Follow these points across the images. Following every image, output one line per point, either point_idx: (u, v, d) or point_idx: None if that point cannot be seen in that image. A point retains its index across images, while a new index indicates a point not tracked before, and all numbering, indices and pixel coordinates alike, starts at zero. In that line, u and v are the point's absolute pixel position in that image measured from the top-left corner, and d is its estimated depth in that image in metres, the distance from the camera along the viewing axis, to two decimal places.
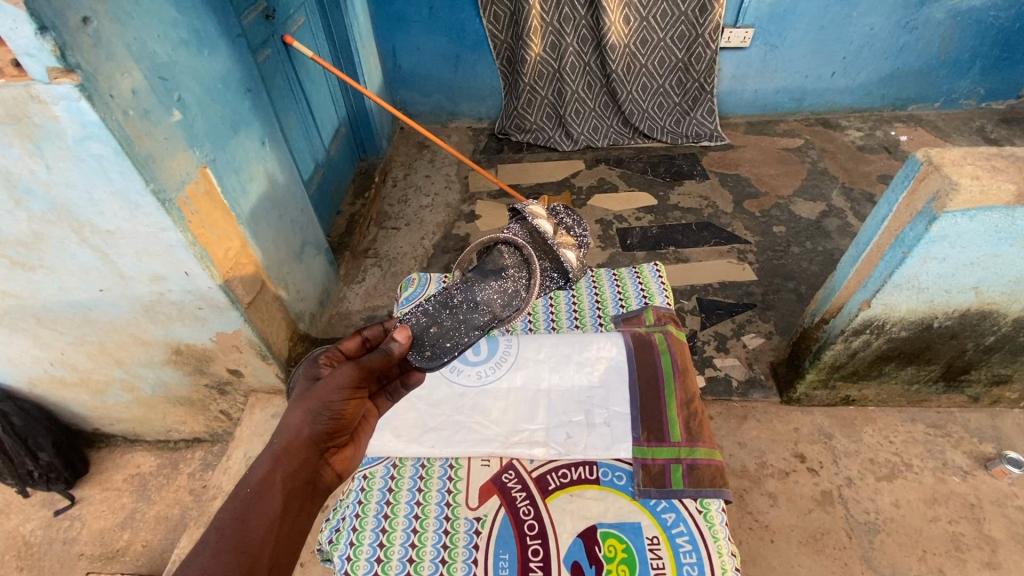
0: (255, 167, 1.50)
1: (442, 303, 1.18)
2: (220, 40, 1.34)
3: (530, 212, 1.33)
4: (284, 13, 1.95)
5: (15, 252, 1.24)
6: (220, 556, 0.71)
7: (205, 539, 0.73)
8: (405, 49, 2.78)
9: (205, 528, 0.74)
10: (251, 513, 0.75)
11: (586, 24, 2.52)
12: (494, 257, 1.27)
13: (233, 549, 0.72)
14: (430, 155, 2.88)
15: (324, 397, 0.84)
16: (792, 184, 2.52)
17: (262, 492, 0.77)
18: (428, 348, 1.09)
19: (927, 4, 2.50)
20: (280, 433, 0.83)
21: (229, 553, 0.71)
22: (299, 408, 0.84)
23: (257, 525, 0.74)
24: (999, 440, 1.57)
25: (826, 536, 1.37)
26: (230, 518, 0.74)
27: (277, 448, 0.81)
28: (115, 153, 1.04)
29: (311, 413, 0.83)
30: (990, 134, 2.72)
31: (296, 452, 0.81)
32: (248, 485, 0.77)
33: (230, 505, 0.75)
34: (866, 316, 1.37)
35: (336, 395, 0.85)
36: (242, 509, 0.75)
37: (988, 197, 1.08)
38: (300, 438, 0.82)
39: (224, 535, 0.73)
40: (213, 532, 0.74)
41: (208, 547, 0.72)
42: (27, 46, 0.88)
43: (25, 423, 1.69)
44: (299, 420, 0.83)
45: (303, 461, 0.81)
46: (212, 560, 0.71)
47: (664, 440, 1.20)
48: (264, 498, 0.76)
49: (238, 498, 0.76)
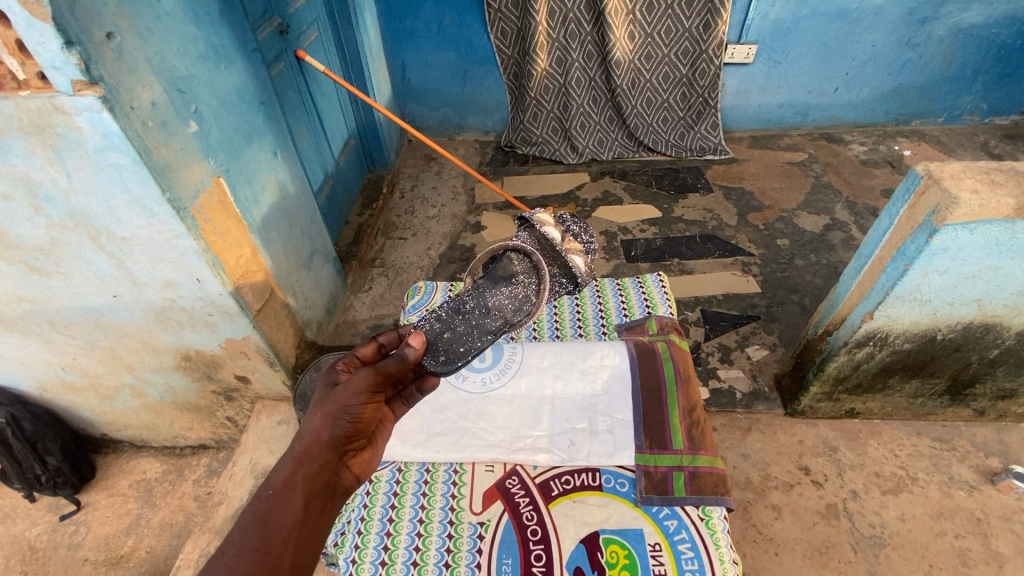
0: (266, 177, 1.54)
1: (454, 309, 1.21)
2: (236, 55, 1.38)
3: (539, 219, 1.35)
4: (297, 29, 2.01)
5: (33, 257, 1.27)
6: (245, 555, 0.72)
7: (230, 540, 0.74)
8: (414, 64, 2.84)
9: (230, 529, 0.75)
10: (274, 514, 0.76)
11: (591, 40, 2.57)
12: (504, 264, 1.30)
13: (258, 548, 0.73)
14: (438, 166, 2.92)
15: (343, 401, 0.87)
16: (796, 198, 2.53)
17: (284, 493, 0.78)
18: (442, 353, 1.11)
19: (929, 22, 2.53)
20: (301, 437, 0.85)
21: (252, 553, 0.72)
22: (319, 412, 0.86)
23: (279, 525, 0.75)
24: (1005, 454, 1.56)
25: (831, 549, 1.36)
26: (253, 519, 0.75)
27: (297, 451, 0.82)
28: (134, 162, 1.07)
29: (330, 416, 0.85)
30: (993, 149, 2.74)
31: (316, 455, 0.82)
32: (270, 487, 0.79)
33: (254, 507, 0.76)
34: (869, 329, 1.38)
35: (354, 399, 0.87)
36: (265, 511, 0.76)
37: (987, 210, 1.09)
38: (321, 441, 0.83)
39: (248, 536, 0.74)
40: (237, 533, 0.75)
41: (232, 547, 0.73)
42: (53, 59, 0.91)
43: (34, 427, 1.70)
44: (319, 423, 0.85)
45: (323, 463, 0.82)
46: (237, 560, 0.71)
47: (667, 448, 1.21)
48: (285, 500, 0.77)
49: (261, 500, 0.77)
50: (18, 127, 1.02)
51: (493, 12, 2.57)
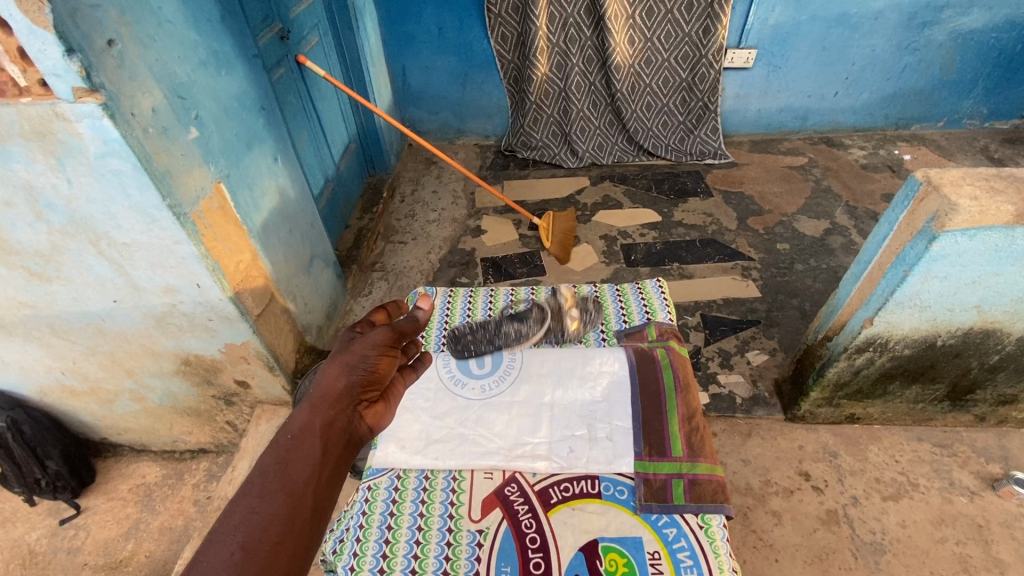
0: (267, 182, 1.54)
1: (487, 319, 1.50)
2: (237, 60, 1.39)
3: None
4: (297, 34, 2.02)
5: (34, 263, 1.27)
6: (266, 497, 0.73)
7: (250, 482, 0.74)
8: (414, 69, 2.85)
9: (249, 474, 0.75)
10: (293, 457, 0.77)
11: (591, 45, 2.58)
12: None
13: (280, 490, 0.74)
14: (438, 170, 2.93)
15: (359, 352, 0.88)
16: (796, 202, 2.54)
17: (302, 438, 0.79)
18: None
19: (928, 26, 2.54)
20: (318, 386, 0.86)
21: (274, 494, 0.73)
22: (336, 362, 0.87)
23: (299, 469, 0.76)
24: (1006, 460, 1.56)
25: (831, 556, 1.36)
26: (273, 462, 0.76)
27: (314, 399, 0.83)
28: (135, 169, 1.07)
29: (346, 366, 0.86)
30: (994, 153, 2.74)
31: (334, 403, 0.83)
32: (288, 433, 0.79)
33: (273, 452, 0.77)
34: (869, 334, 1.38)
35: (370, 350, 0.88)
36: (285, 454, 0.77)
37: (986, 217, 1.09)
38: (337, 390, 0.84)
39: (268, 479, 0.74)
40: (257, 476, 0.75)
41: (254, 488, 0.74)
42: (55, 67, 0.92)
43: (34, 431, 1.71)
44: (336, 373, 0.85)
45: (341, 411, 0.83)
46: (258, 501, 0.72)
47: (665, 455, 1.20)
48: (305, 443, 0.78)
49: (280, 445, 0.78)
50: (20, 134, 1.02)
51: (494, 17, 2.58)
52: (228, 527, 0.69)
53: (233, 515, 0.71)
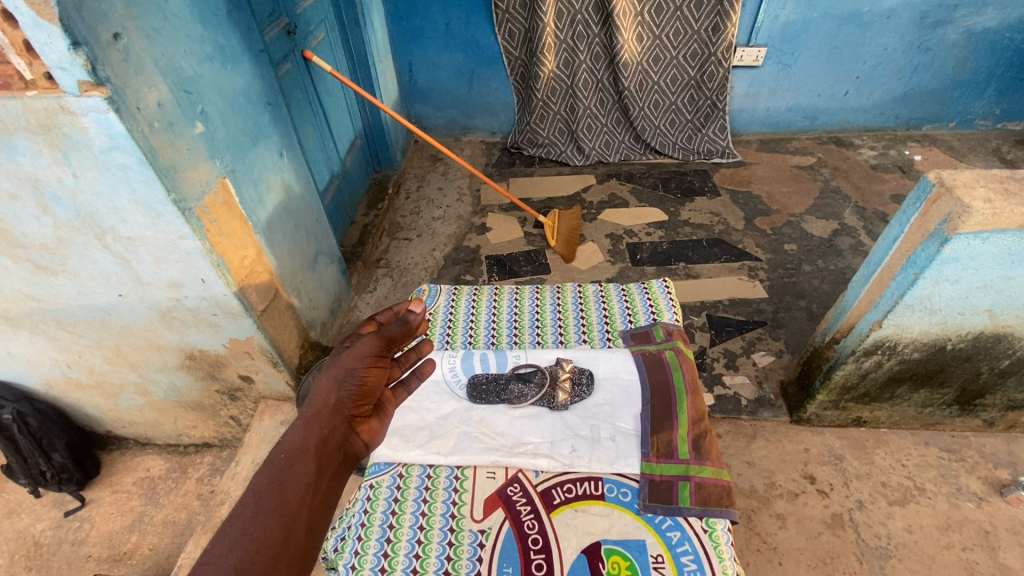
0: (272, 177, 1.53)
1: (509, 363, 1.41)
2: (243, 55, 1.38)
3: None
4: (304, 29, 2.01)
5: (40, 257, 1.28)
6: (260, 518, 0.74)
7: (245, 502, 0.76)
8: (420, 65, 2.84)
9: (244, 492, 0.77)
10: (287, 477, 0.78)
11: (599, 42, 2.55)
12: None
13: (273, 511, 0.75)
14: (443, 167, 2.92)
15: (348, 365, 0.87)
16: (804, 202, 2.51)
17: (296, 457, 0.80)
18: None
19: (942, 25, 2.50)
20: (310, 401, 0.86)
21: (267, 515, 0.75)
22: (327, 376, 0.87)
23: (293, 488, 0.77)
24: (1015, 466, 1.53)
25: (835, 561, 1.35)
26: (267, 482, 0.78)
27: (308, 415, 0.84)
28: (140, 163, 1.07)
29: (337, 379, 0.86)
30: (1006, 154, 2.71)
31: (325, 419, 0.83)
32: (282, 451, 0.81)
33: (268, 470, 0.79)
34: (877, 337, 1.36)
35: (358, 362, 0.87)
36: (279, 475, 0.78)
37: (1000, 219, 1.07)
38: (329, 405, 0.85)
39: (262, 499, 0.76)
40: (252, 495, 0.77)
41: (248, 508, 0.75)
42: (60, 60, 0.91)
43: (40, 423, 1.72)
44: (327, 387, 0.85)
45: (333, 427, 0.83)
46: (251, 522, 0.74)
47: (673, 456, 1.18)
48: (298, 463, 0.79)
49: (274, 464, 0.79)
50: (25, 127, 1.02)
51: (500, 13, 2.56)
52: (223, 549, 0.71)
53: (226, 536, 0.73)
